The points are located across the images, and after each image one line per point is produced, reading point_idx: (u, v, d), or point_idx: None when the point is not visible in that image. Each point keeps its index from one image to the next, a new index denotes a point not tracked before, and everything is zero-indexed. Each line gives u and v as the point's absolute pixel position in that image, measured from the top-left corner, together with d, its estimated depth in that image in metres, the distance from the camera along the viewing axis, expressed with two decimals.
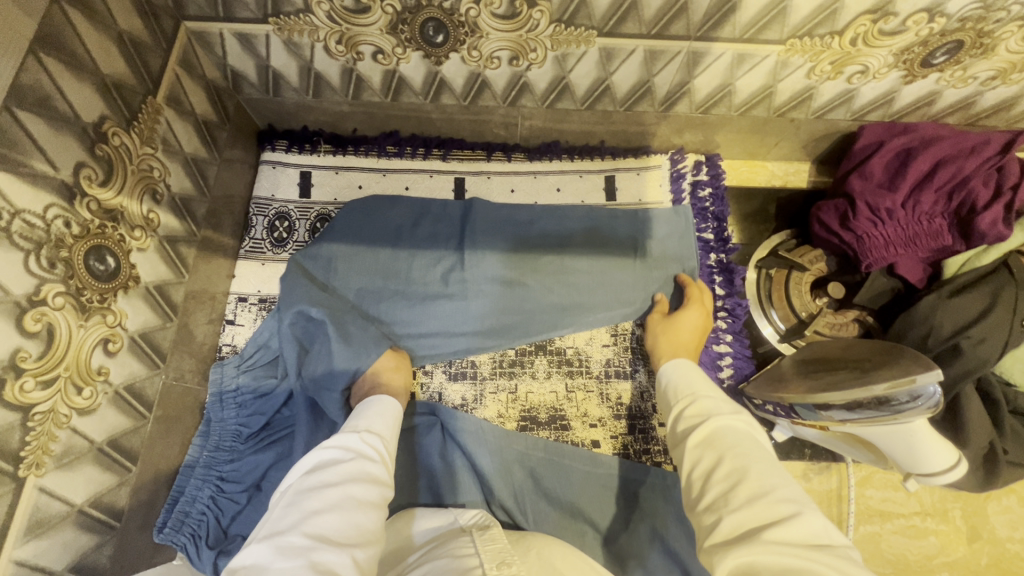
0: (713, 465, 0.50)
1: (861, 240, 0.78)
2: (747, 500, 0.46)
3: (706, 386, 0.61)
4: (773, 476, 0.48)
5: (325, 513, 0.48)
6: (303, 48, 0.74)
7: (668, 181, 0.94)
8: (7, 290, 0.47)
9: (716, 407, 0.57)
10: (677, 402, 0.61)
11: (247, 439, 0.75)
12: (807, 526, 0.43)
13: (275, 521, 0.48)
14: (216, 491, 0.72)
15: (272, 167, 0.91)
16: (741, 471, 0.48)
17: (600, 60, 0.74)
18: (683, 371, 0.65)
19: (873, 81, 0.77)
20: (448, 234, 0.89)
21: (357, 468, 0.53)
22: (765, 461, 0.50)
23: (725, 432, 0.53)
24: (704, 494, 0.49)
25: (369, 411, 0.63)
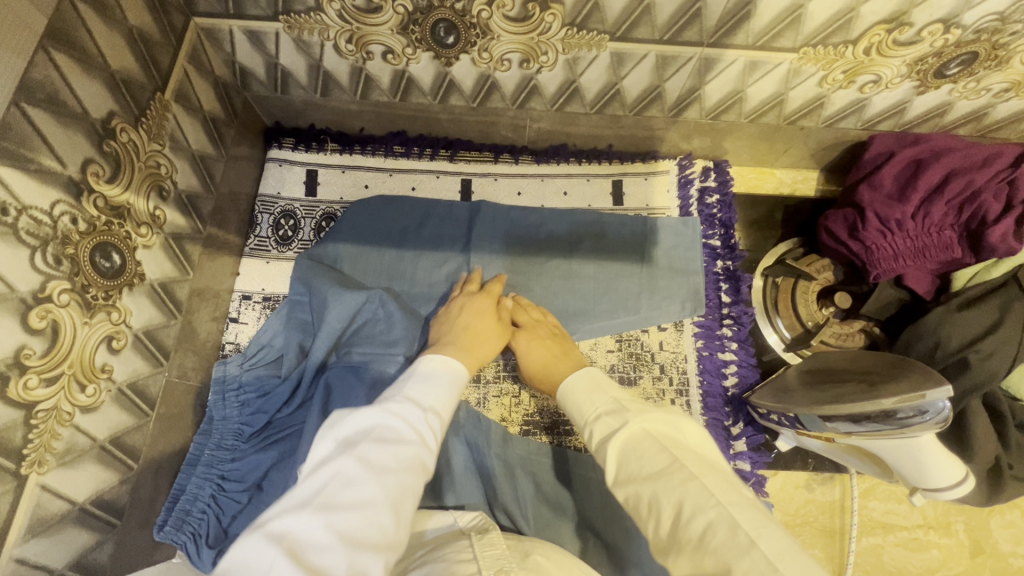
0: (636, 497, 0.49)
1: (869, 250, 0.78)
2: (672, 529, 0.44)
3: (596, 400, 0.61)
4: (675, 485, 0.46)
5: (381, 507, 0.47)
6: (313, 47, 0.74)
7: (676, 187, 0.93)
8: (13, 287, 0.47)
9: (612, 420, 0.56)
10: (584, 429, 0.60)
11: (248, 438, 0.75)
12: (717, 541, 0.41)
13: (328, 486, 0.47)
14: (217, 490, 0.71)
15: (279, 165, 0.91)
16: (656, 495, 0.47)
17: (611, 65, 0.74)
18: (578, 386, 0.64)
19: (885, 91, 0.76)
20: (454, 236, 0.89)
21: (415, 462, 0.53)
22: (669, 468, 0.48)
23: (631, 444, 0.52)
24: (648, 529, 0.47)
25: (432, 383, 0.64)
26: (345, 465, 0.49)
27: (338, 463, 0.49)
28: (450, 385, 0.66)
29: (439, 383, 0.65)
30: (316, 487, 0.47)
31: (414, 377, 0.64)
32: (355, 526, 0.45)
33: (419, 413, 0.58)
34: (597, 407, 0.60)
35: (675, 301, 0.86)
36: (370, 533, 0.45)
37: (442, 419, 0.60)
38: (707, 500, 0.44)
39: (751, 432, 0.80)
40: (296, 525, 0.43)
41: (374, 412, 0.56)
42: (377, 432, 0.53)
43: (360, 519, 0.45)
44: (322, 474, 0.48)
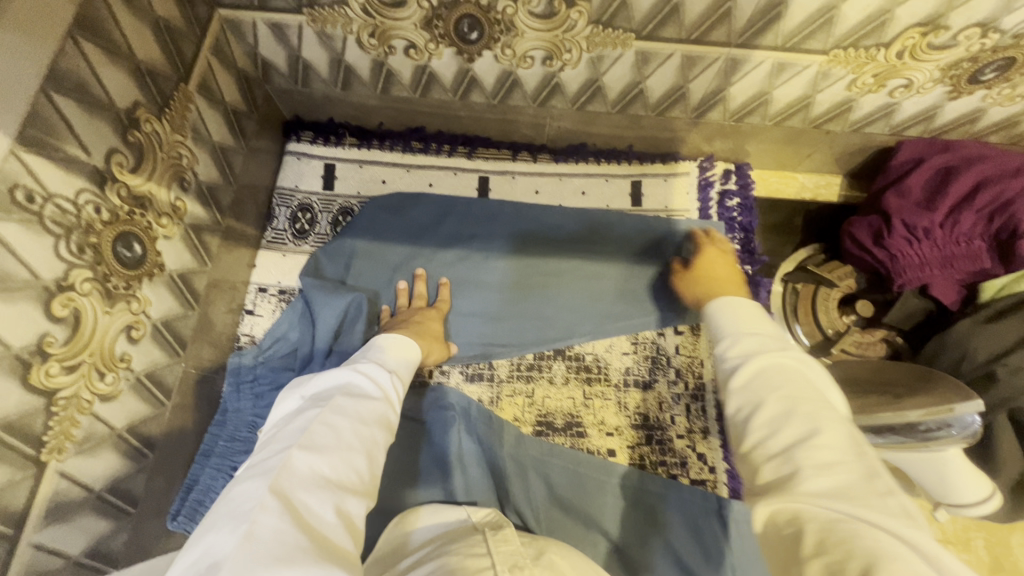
0: (754, 408, 0.43)
1: (894, 258, 0.76)
2: (788, 446, 0.39)
3: (761, 325, 0.51)
4: (827, 412, 0.40)
5: (357, 450, 0.50)
6: (336, 41, 0.74)
7: (696, 189, 0.92)
8: (37, 274, 0.47)
9: (782, 344, 0.48)
10: (720, 342, 0.52)
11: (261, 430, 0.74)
12: (847, 474, 0.36)
13: (308, 434, 0.48)
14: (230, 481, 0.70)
15: (297, 158, 0.91)
16: (784, 410, 0.41)
17: (636, 64, 0.73)
18: (729, 308, 0.55)
19: (917, 96, 0.74)
20: (471, 233, 0.88)
21: (383, 410, 0.56)
22: (818, 398, 0.41)
23: (773, 368, 0.45)
24: (745, 439, 0.42)
25: (386, 353, 0.66)
26: (322, 414, 0.51)
27: (309, 417, 0.51)
28: (408, 350, 0.69)
29: (396, 347, 0.68)
30: (294, 437, 0.48)
31: (376, 346, 0.67)
32: (336, 470, 0.47)
33: (383, 372, 0.61)
34: (754, 328, 0.51)
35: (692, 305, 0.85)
36: (353, 479, 0.48)
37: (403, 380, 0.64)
38: (852, 444, 0.38)
39: None
40: (280, 470, 0.44)
41: (341, 372, 0.58)
42: (344, 389, 0.56)
43: (341, 464, 0.48)
44: (297, 428, 0.49)
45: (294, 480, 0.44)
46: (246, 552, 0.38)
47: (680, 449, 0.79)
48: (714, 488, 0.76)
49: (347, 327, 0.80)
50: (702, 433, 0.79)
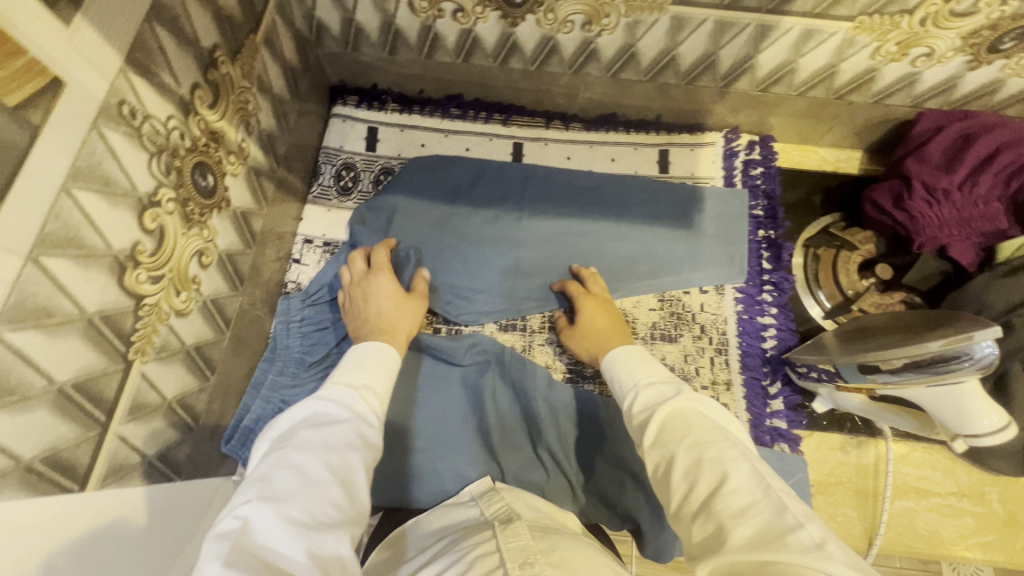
0: (668, 462, 0.50)
1: (914, 220, 0.79)
2: (706, 497, 0.45)
3: (655, 370, 0.61)
4: (724, 457, 0.47)
5: (329, 483, 0.47)
6: (389, 3, 0.79)
7: (721, 158, 0.96)
8: (136, 186, 0.52)
9: (674, 387, 0.58)
10: (625, 396, 0.61)
11: (307, 366, 0.79)
12: (759, 509, 0.42)
13: (269, 483, 0.46)
14: (279, 411, 0.75)
15: (342, 120, 0.96)
16: (695, 462, 0.48)
17: (670, 30, 0.78)
18: (626, 359, 0.65)
19: (938, 65, 0.78)
20: (506, 194, 0.93)
21: (355, 430, 0.52)
22: (721, 441, 0.49)
23: (675, 414, 0.53)
24: (673, 493, 0.48)
25: (360, 360, 0.62)
26: (285, 456, 0.48)
27: (275, 459, 0.48)
28: (382, 358, 0.64)
29: (371, 354, 0.63)
30: (255, 487, 0.46)
31: (349, 357, 0.62)
32: (302, 510, 0.44)
33: (355, 388, 0.57)
34: (647, 377, 0.61)
35: (717, 265, 0.89)
36: (327, 513, 0.45)
37: (378, 389, 0.59)
38: (756, 477, 0.45)
39: (788, 393, 0.82)
40: (239, 533, 0.42)
41: (308, 400, 0.55)
42: (310, 419, 0.52)
43: (311, 503, 0.45)
44: (262, 473, 0.47)
45: (258, 538, 0.42)
46: None
47: None
48: None
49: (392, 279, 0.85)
50: (726, 385, 0.83)
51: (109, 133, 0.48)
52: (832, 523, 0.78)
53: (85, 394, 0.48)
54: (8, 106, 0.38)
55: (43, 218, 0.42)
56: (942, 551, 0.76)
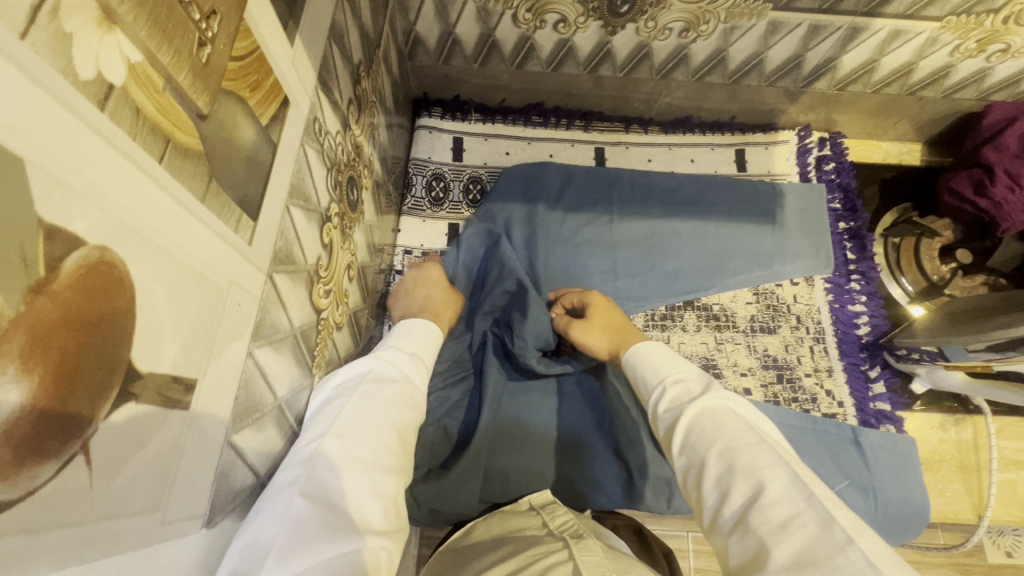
0: (700, 469, 0.45)
1: (998, 206, 0.84)
2: (742, 512, 0.40)
3: (682, 367, 0.57)
4: (756, 462, 0.42)
5: (389, 434, 0.47)
6: (492, 16, 0.81)
7: (795, 155, 1.00)
8: (319, 201, 0.53)
9: (705, 383, 0.53)
10: (651, 396, 0.56)
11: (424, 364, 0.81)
12: (801, 522, 0.37)
13: (339, 422, 0.45)
14: None
15: (428, 132, 0.97)
16: (726, 467, 0.44)
17: (764, 34, 0.81)
18: (649, 355, 0.60)
19: (1011, 60, 0.83)
20: (595, 198, 0.95)
21: (406, 397, 0.53)
22: (755, 446, 0.44)
23: (707, 416, 0.49)
24: (706, 505, 0.44)
25: (407, 336, 0.63)
26: (350, 403, 0.48)
27: (338, 404, 0.48)
28: (428, 342, 0.65)
29: (418, 330, 0.65)
30: (323, 426, 0.45)
31: (393, 335, 0.63)
32: (373, 454, 0.44)
33: (405, 360, 0.58)
34: (673, 373, 0.56)
35: (805, 257, 0.92)
36: (385, 460, 0.45)
37: (424, 366, 0.60)
38: (796, 483, 0.40)
39: (886, 376, 0.85)
40: (316, 460, 0.41)
41: (364, 360, 0.55)
42: (369, 376, 0.52)
43: (375, 448, 0.45)
44: (328, 414, 0.47)
45: (333, 466, 0.41)
46: (291, 539, 0.35)
47: (809, 386, 0.85)
48: (845, 420, 0.83)
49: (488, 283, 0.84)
50: (828, 371, 0.86)
51: (308, 150, 0.49)
52: (942, 498, 0.81)
53: (291, 409, 0.49)
54: (263, 126, 0.39)
55: (275, 235, 0.43)
56: None
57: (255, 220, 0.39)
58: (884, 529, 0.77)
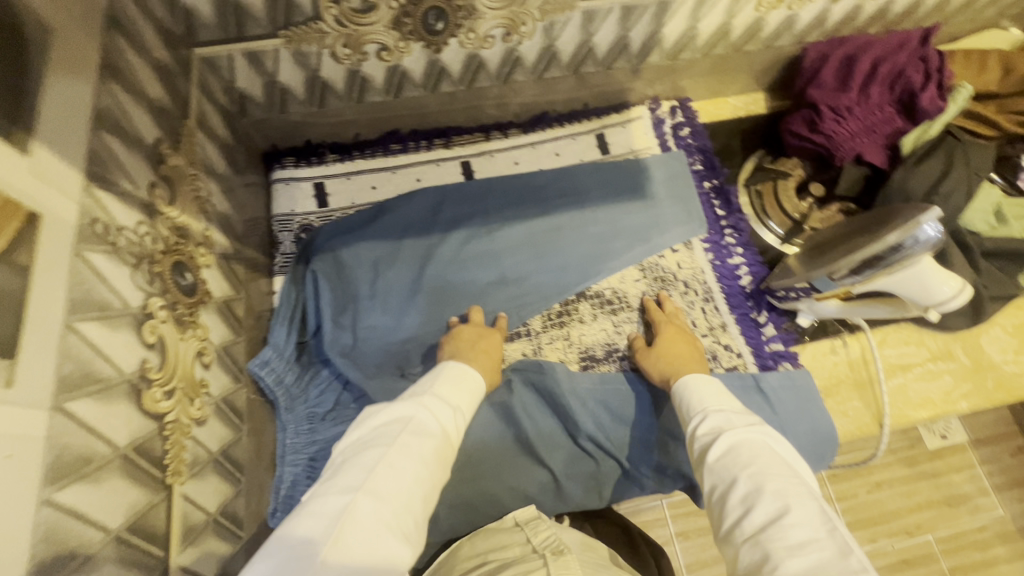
0: (726, 489, 0.50)
1: (831, 138, 0.90)
2: (764, 529, 0.45)
3: (723, 399, 0.62)
4: (785, 491, 0.47)
5: (414, 494, 0.52)
6: (311, 58, 0.78)
7: (651, 127, 1.03)
8: (127, 303, 0.48)
9: (746, 417, 0.58)
10: (693, 418, 0.61)
11: (323, 419, 0.77)
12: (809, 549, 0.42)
13: (371, 477, 0.50)
14: (311, 472, 0.74)
15: (285, 184, 0.93)
16: (753, 487, 0.49)
17: (583, 23, 0.83)
18: (697, 384, 0.66)
19: (809, 4, 0.89)
20: (471, 213, 0.95)
21: (440, 448, 0.58)
22: (789, 477, 0.49)
23: (743, 443, 0.53)
24: (727, 517, 0.49)
25: (447, 378, 0.68)
26: (386, 456, 0.53)
27: (376, 454, 0.53)
28: (470, 385, 0.69)
29: (459, 377, 0.69)
30: (358, 478, 0.50)
31: (437, 380, 0.67)
32: (397, 520, 0.49)
33: (446, 411, 0.62)
34: (715, 402, 0.61)
35: (680, 223, 0.95)
36: (406, 522, 0.49)
37: (462, 417, 0.64)
38: (817, 518, 0.45)
39: (774, 318, 0.90)
40: (346, 517, 0.46)
41: (406, 406, 0.60)
42: (406, 427, 0.57)
43: (400, 509, 0.50)
44: (365, 465, 0.52)
45: (357, 525, 0.46)
46: None
47: (708, 345, 0.88)
48: (745, 369, 0.87)
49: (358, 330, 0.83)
50: (722, 327, 0.89)
51: (91, 255, 0.45)
52: (846, 418, 0.86)
53: (141, 534, 0.45)
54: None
55: (56, 363, 0.39)
56: (936, 410, 0.87)
57: (13, 358, 0.35)
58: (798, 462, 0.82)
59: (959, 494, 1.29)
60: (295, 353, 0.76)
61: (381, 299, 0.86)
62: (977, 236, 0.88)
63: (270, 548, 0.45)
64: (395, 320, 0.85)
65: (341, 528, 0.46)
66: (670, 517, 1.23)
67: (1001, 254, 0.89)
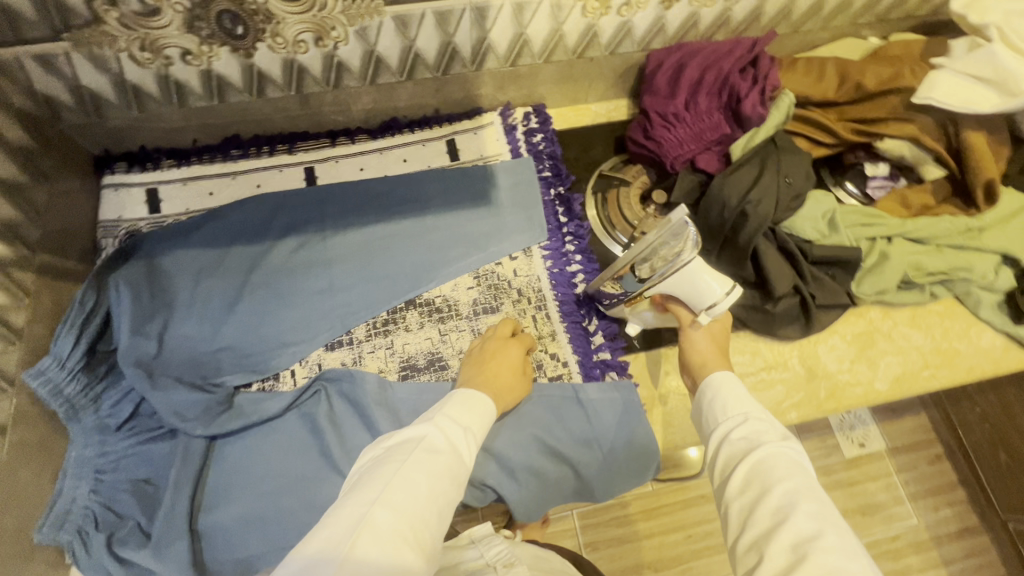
0: (754, 504, 0.51)
1: (661, 145, 0.89)
2: (792, 546, 0.47)
3: (760, 407, 0.60)
4: (817, 513, 0.48)
5: (430, 513, 0.53)
6: (110, 61, 0.77)
7: (503, 134, 1.02)
8: None
9: (780, 431, 0.57)
10: (722, 423, 0.59)
11: (116, 431, 0.76)
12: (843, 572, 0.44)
13: (388, 489, 0.52)
14: (95, 484, 0.73)
15: (115, 190, 0.92)
16: (786, 504, 0.50)
17: (398, 29, 0.82)
18: (727, 387, 0.62)
19: (639, 11, 0.89)
20: (307, 219, 0.93)
21: (453, 468, 0.58)
22: (822, 499, 0.50)
23: (778, 460, 0.53)
24: (752, 528, 0.50)
25: (459, 399, 0.67)
26: (405, 469, 0.55)
27: (394, 470, 0.54)
28: (482, 407, 0.68)
29: (472, 398, 0.68)
30: (378, 491, 0.52)
31: (452, 398, 0.67)
32: (413, 533, 0.51)
33: (460, 429, 0.62)
34: (755, 411, 0.59)
35: (521, 230, 0.94)
36: (422, 539, 0.51)
37: (475, 435, 0.64)
38: (851, 546, 0.46)
39: (604, 326, 0.88)
40: (364, 525, 0.49)
41: (422, 425, 0.61)
42: (421, 446, 0.58)
43: (413, 527, 0.51)
44: (381, 479, 0.54)
45: (375, 542, 0.48)
46: None
47: (535, 355, 0.86)
48: (569, 379, 0.85)
49: (165, 337, 0.81)
50: (551, 336, 0.88)
51: None
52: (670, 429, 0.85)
53: None
54: None
55: None
56: None
57: None
58: (610, 476, 0.81)
59: (873, 503, 1.26)
60: (82, 364, 0.74)
61: (197, 305, 0.84)
62: (807, 244, 0.87)
63: (292, 552, 0.49)
64: (213, 330, 0.83)
65: (359, 544, 0.48)
66: (579, 527, 1.20)
67: (832, 262, 0.87)
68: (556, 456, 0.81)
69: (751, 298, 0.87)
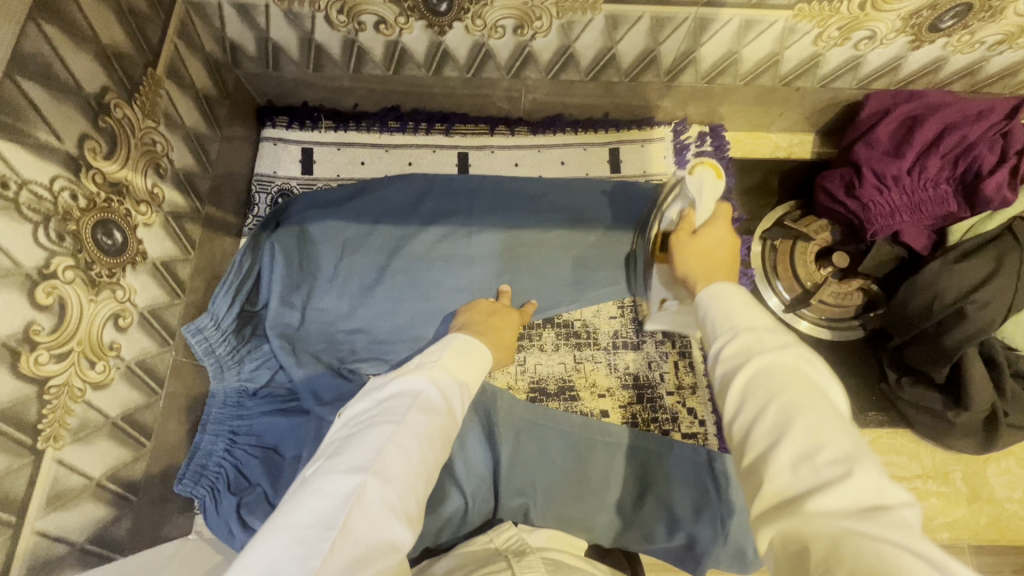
0: (745, 430, 0.39)
1: (866, 208, 0.79)
2: (793, 466, 0.35)
3: (756, 314, 0.45)
4: (824, 426, 0.36)
5: (418, 478, 0.49)
6: (304, 19, 0.73)
7: (673, 153, 0.93)
8: (18, 262, 0.47)
9: (778, 337, 0.42)
10: (712, 340, 0.45)
11: (253, 396, 0.77)
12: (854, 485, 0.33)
13: (380, 457, 0.47)
14: (229, 444, 0.74)
15: (273, 144, 0.90)
16: (778, 432, 0.37)
17: (606, 29, 0.73)
18: (720, 298, 0.48)
19: (881, 47, 0.76)
20: (454, 209, 0.88)
21: (446, 429, 0.54)
22: (822, 407, 0.37)
23: (766, 373, 0.40)
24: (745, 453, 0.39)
25: (453, 348, 0.63)
26: (398, 434, 0.50)
27: (385, 437, 0.49)
28: (479, 359, 0.64)
29: (466, 347, 0.64)
30: (368, 459, 0.47)
31: (453, 347, 0.63)
32: (405, 503, 0.46)
33: (457, 384, 0.58)
34: (745, 321, 0.44)
35: None
36: (409, 506, 0.47)
37: (473, 391, 0.61)
38: (860, 450, 0.35)
39: None
40: (356, 502, 0.43)
41: (417, 380, 0.56)
42: (415, 407, 0.53)
43: (403, 494, 0.47)
44: (374, 447, 0.48)
45: (365, 515, 0.43)
46: None
47: (670, 406, 0.82)
48: (704, 443, 0.80)
49: (305, 305, 0.80)
50: (691, 389, 0.83)
51: None
52: None
53: None
54: None
55: None
56: None
57: None
58: (722, 560, 0.75)
59: None
60: (234, 326, 0.75)
61: (335, 279, 0.81)
62: (1015, 353, 0.75)
63: (267, 530, 0.42)
64: (350, 308, 0.81)
65: (345, 515, 0.42)
66: None
67: None
68: (672, 525, 0.75)
69: (930, 401, 0.76)
